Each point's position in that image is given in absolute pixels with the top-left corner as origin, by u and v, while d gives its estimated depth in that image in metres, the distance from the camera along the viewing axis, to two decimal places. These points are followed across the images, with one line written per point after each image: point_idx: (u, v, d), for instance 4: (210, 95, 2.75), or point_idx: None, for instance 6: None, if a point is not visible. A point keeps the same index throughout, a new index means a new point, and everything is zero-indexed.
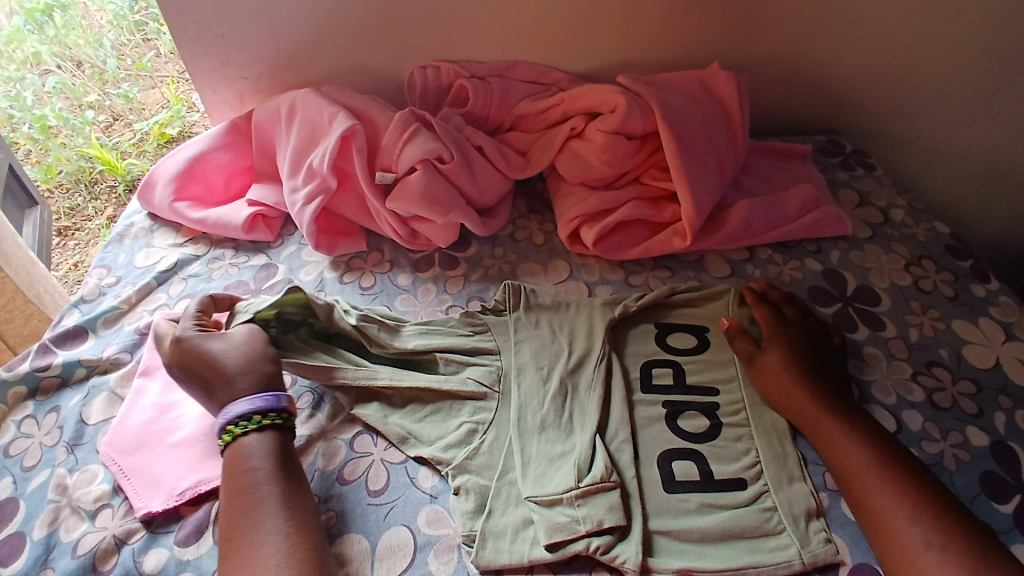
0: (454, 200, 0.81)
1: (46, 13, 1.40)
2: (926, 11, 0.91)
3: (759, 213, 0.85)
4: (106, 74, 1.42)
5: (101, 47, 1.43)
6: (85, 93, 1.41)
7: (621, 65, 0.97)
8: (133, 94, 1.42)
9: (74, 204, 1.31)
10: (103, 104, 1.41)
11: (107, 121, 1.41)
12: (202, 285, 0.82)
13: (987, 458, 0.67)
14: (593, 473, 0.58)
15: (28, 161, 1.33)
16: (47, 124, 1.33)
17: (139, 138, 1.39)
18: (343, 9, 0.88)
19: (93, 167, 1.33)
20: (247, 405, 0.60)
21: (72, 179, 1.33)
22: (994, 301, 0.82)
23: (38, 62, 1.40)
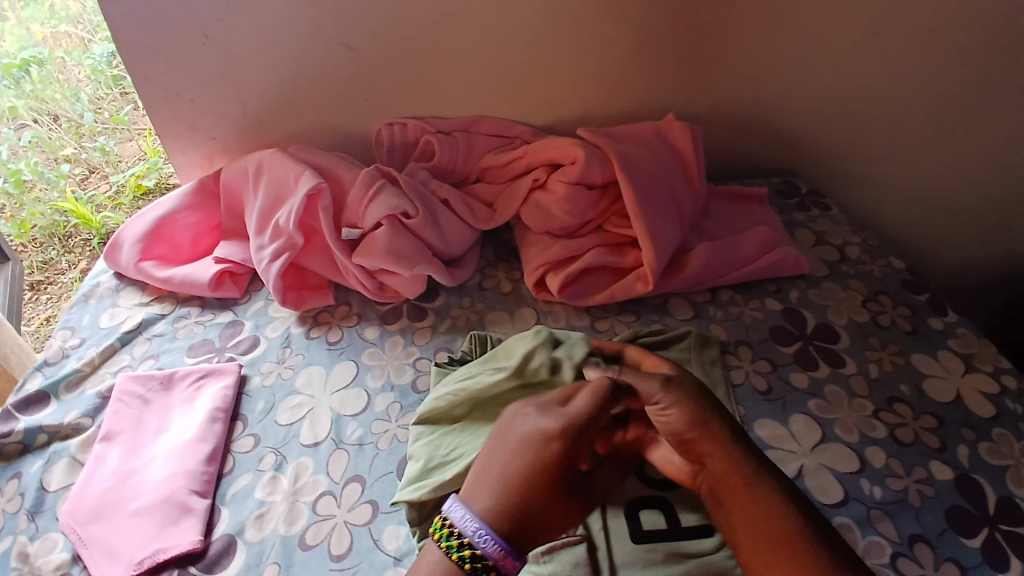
0: (420, 254, 0.82)
1: (22, 68, 1.38)
2: (864, 63, 0.97)
3: (718, 256, 0.87)
4: (83, 128, 1.44)
5: (77, 101, 1.43)
6: (60, 146, 1.42)
7: (582, 117, 1.02)
8: (110, 147, 1.45)
9: (46, 259, 1.33)
10: (79, 157, 1.43)
11: (83, 173, 1.43)
12: (166, 345, 0.81)
13: (952, 492, 0.68)
14: (559, 529, 0.58)
15: (2, 217, 1.33)
16: (22, 178, 1.33)
17: (115, 191, 1.40)
18: (310, 72, 0.92)
19: (67, 221, 1.33)
20: (487, 539, 0.52)
21: (46, 233, 1.34)
22: (952, 334, 0.85)
23: (13, 116, 1.40)
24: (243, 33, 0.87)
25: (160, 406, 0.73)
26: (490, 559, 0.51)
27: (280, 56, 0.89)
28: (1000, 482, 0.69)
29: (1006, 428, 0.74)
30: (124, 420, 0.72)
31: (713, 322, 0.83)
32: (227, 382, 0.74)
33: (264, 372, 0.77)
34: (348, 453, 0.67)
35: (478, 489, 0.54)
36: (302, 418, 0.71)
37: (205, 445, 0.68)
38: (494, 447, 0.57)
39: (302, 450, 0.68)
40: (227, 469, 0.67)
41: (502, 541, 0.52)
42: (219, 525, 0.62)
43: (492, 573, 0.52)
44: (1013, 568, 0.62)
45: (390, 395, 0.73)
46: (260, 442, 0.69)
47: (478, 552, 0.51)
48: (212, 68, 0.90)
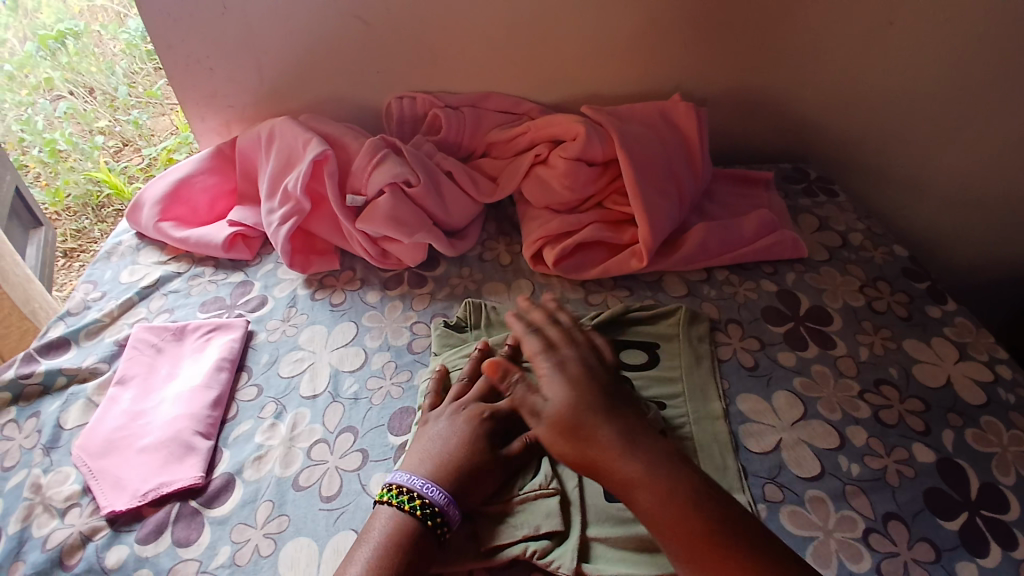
0: (421, 222, 0.86)
1: (59, 40, 1.48)
2: (875, 46, 0.95)
3: (714, 236, 0.89)
4: (118, 102, 1.49)
5: (112, 75, 1.51)
6: (95, 119, 1.48)
7: (589, 96, 1.03)
8: (143, 120, 1.49)
9: (80, 227, 1.38)
10: (113, 130, 1.48)
11: (117, 146, 1.48)
12: (181, 301, 0.86)
13: (932, 475, 0.67)
14: (535, 481, 0.62)
15: (37, 184, 1.40)
16: (57, 148, 1.40)
17: (148, 163, 1.45)
18: (324, 44, 0.94)
19: (100, 191, 1.39)
20: (434, 489, 0.58)
21: (79, 202, 1.39)
22: (949, 322, 0.83)
23: (50, 87, 1.47)
24: (259, 2, 0.90)
25: (172, 354, 0.78)
26: (435, 504, 0.57)
27: (295, 27, 0.92)
28: (985, 469, 0.67)
29: (995, 416, 0.72)
30: (138, 366, 0.77)
31: (706, 300, 0.85)
32: (233, 335, 0.79)
33: (270, 328, 0.81)
34: (344, 406, 0.71)
35: (414, 458, 0.62)
36: (302, 371, 0.75)
37: (210, 392, 0.72)
38: (435, 423, 0.65)
39: (301, 401, 0.72)
40: (231, 415, 0.72)
41: (448, 492, 0.58)
42: (219, 466, 0.67)
43: (441, 527, 0.57)
44: (991, 553, 0.61)
45: (386, 354, 0.77)
46: (262, 393, 0.74)
47: (424, 500, 0.57)
48: (231, 37, 0.93)
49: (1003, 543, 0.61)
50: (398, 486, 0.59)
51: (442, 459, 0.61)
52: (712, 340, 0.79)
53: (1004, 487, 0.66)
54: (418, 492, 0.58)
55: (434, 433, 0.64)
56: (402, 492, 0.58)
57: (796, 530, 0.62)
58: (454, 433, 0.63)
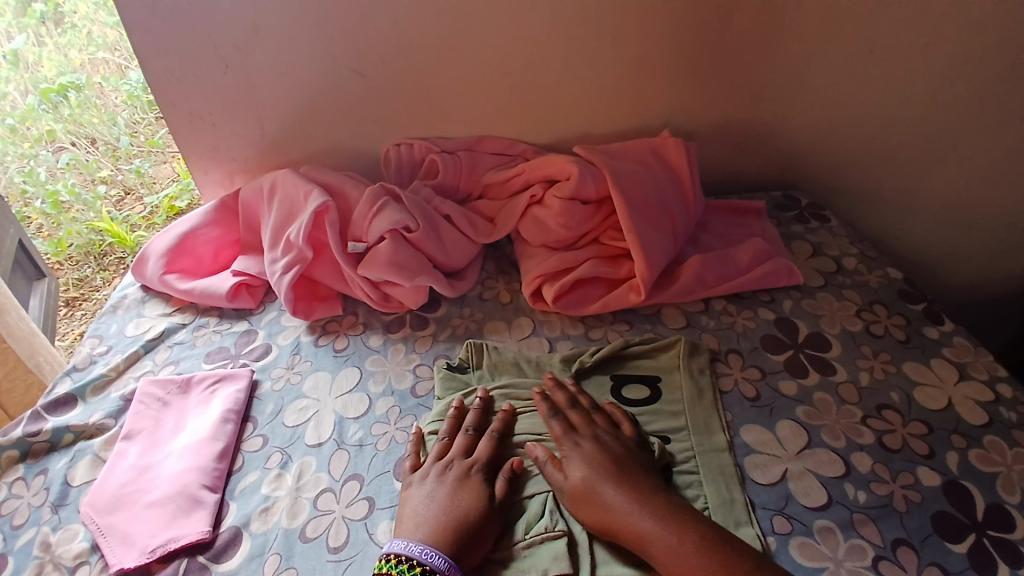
0: (421, 265, 0.87)
1: (61, 92, 1.50)
2: (856, 76, 0.99)
3: (710, 267, 0.91)
4: (119, 151, 1.55)
5: (114, 126, 1.55)
6: (97, 169, 1.52)
7: (581, 135, 1.06)
8: (145, 169, 1.53)
9: (82, 276, 1.40)
10: (115, 179, 1.52)
11: (119, 195, 1.52)
12: (186, 352, 0.87)
13: (939, 499, 0.66)
14: (540, 524, 0.62)
15: (40, 235, 1.42)
16: (59, 200, 1.43)
17: (149, 211, 1.48)
18: (323, 97, 0.98)
19: (102, 240, 1.42)
20: (433, 555, 0.57)
21: (81, 251, 1.42)
22: (948, 342, 0.84)
23: (53, 139, 1.51)
24: (260, 60, 0.93)
25: (177, 408, 0.79)
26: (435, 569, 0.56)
27: (294, 81, 0.96)
28: (991, 489, 0.67)
29: (999, 435, 0.72)
30: (145, 420, 0.77)
31: (706, 332, 0.86)
32: (238, 386, 0.79)
33: (274, 377, 0.81)
34: (349, 452, 0.71)
35: (404, 522, 0.61)
36: (307, 420, 0.75)
37: (216, 444, 0.73)
38: (421, 486, 0.64)
39: (307, 449, 0.72)
40: (237, 467, 0.72)
41: (447, 556, 0.57)
42: (226, 519, 0.67)
43: None
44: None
45: (389, 399, 0.77)
46: (268, 442, 0.74)
47: (425, 567, 0.56)
48: (233, 93, 0.97)
49: (1013, 564, 0.61)
50: (396, 555, 0.57)
51: (438, 520, 0.60)
52: (713, 371, 0.80)
53: (1011, 507, 0.65)
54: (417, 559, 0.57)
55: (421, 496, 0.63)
56: (400, 561, 0.57)
57: (806, 562, 0.61)
58: (445, 494, 0.63)
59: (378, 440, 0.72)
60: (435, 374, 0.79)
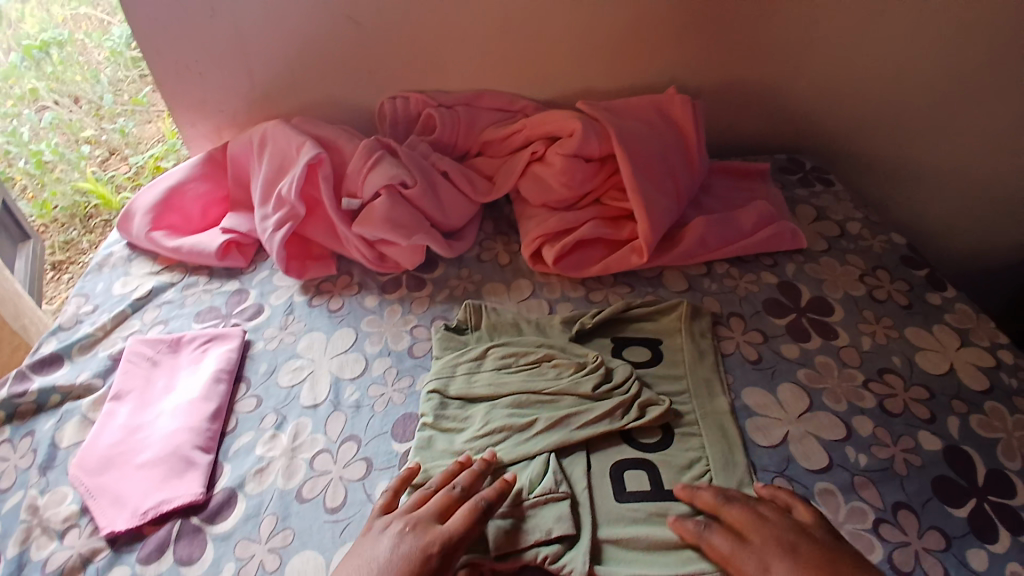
0: (418, 224, 0.84)
1: (43, 49, 1.44)
2: (870, 34, 0.95)
3: (713, 230, 0.89)
4: (102, 110, 1.46)
5: (98, 84, 1.48)
6: (81, 128, 1.45)
7: (583, 92, 1.02)
8: (129, 128, 1.46)
9: (68, 238, 1.35)
10: (100, 139, 1.45)
11: (103, 155, 1.44)
12: (175, 312, 0.85)
13: (939, 464, 0.67)
14: (543, 485, 0.61)
15: (24, 197, 1.36)
16: (42, 159, 1.38)
17: (135, 172, 1.42)
18: (313, 47, 0.93)
19: (87, 202, 1.36)
20: None
21: (67, 213, 1.36)
22: (950, 308, 0.83)
23: (36, 98, 1.45)
24: (247, 6, 0.88)
25: (167, 368, 0.77)
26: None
27: (283, 29, 0.91)
28: (990, 455, 0.67)
29: (999, 401, 0.72)
30: (133, 381, 0.75)
31: (707, 295, 0.84)
32: (229, 346, 0.77)
33: (267, 337, 0.79)
34: (346, 414, 0.70)
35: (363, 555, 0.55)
36: (302, 380, 0.74)
37: (208, 405, 0.71)
38: (377, 541, 0.56)
39: (302, 410, 0.71)
40: (229, 428, 0.70)
41: None
42: (220, 480, 0.66)
43: None
44: (1001, 540, 0.61)
45: (387, 359, 0.76)
46: (262, 403, 0.72)
47: None
48: (219, 42, 0.92)
49: (1012, 529, 0.61)
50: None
51: None
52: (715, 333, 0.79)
53: (1011, 473, 0.66)
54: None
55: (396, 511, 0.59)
56: None
57: None
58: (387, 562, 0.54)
59: (375, 401, 0.71)
60: (433, 334, 0.78)
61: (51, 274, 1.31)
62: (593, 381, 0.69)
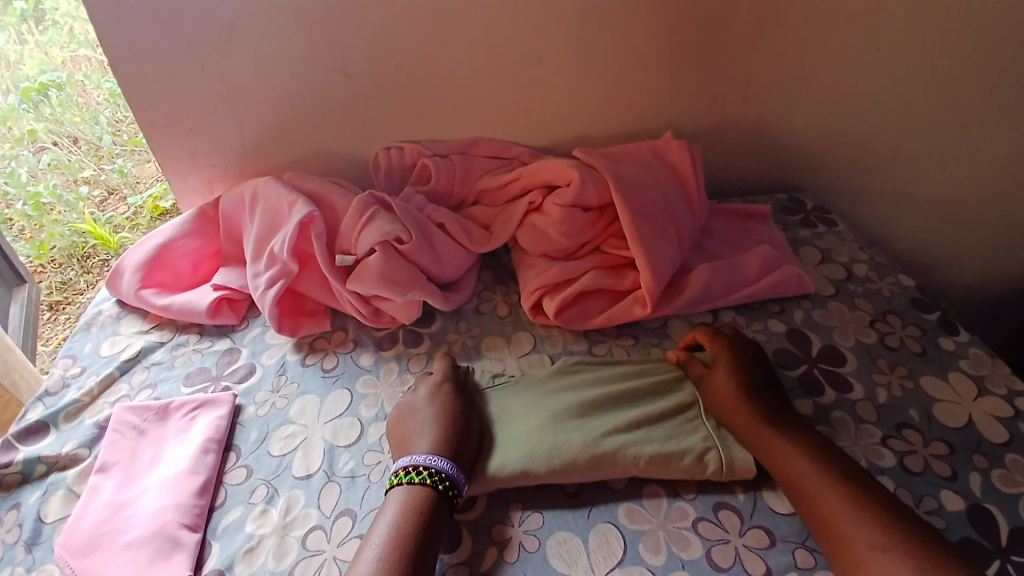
0: (414, 279, 0.82)
1: (42, 91, 1.32)
2: (864, 75, 0.95)
3: (718, 277, 0.86)
4: (101, 150, 1.40)
5: (97, 124, 1.39)
6: (80, 169, 1.39)
7: (579, 138, 1.01)
8: (128, 168, 1.41)
9: (65, 279, 1.31)
10: (98, 179, 1.40)
11: (102, 195, 1.40)
12: (164, 374, 0.82)
13: (963, 524, 0.63)
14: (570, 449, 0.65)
15: (22, 237, 1.30)
16: (41, 201, 1.30)
17: (133, 212, 1.38)
18: (306, 99, 0.93)
19: (86, 242, 1.33)
20: (436, 459, 0.63)
21: (64, 254, 1.32)
22: (964, 354, 0.80)
23: (34, 139, 1.34)
24: (239, 62, 0.88)
25: (155, 437, 0.74)
26: (438, 471, 0.62)
27: (276, 83, 0.90)
28: (1013, 512, 0.64)
29: (1019, 453, 0.69)
30: (122, 450, 0.72)
31: None
32: (220, 412, 0.74)
33: (259, 401, 0.76)
34: (340, 485, 0.66)
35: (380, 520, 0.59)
36: (295, 448, 0.70)
37: (196, 478, 0.67)
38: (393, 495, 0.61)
39: (294, 482, 0.67)
40: (219, 502, 0.67)
41: (450, 459, 0.63)
42: (209, 560, 0.62)
43: (454, 493, 0.62)
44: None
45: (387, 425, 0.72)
46: (252, 474, 0.69)
47: (431, 471, 0.62)
48: (212, 98, 0.91)
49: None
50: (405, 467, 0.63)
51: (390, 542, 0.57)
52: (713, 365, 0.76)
53: None
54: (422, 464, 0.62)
55: (423, 419, 0.68)
56: (410, 471, 0.62)
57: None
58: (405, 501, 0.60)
59: (374, 472, 0.67)
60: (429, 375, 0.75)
61: (48, 316, 1.27)
62: (602, 402, 0.71)
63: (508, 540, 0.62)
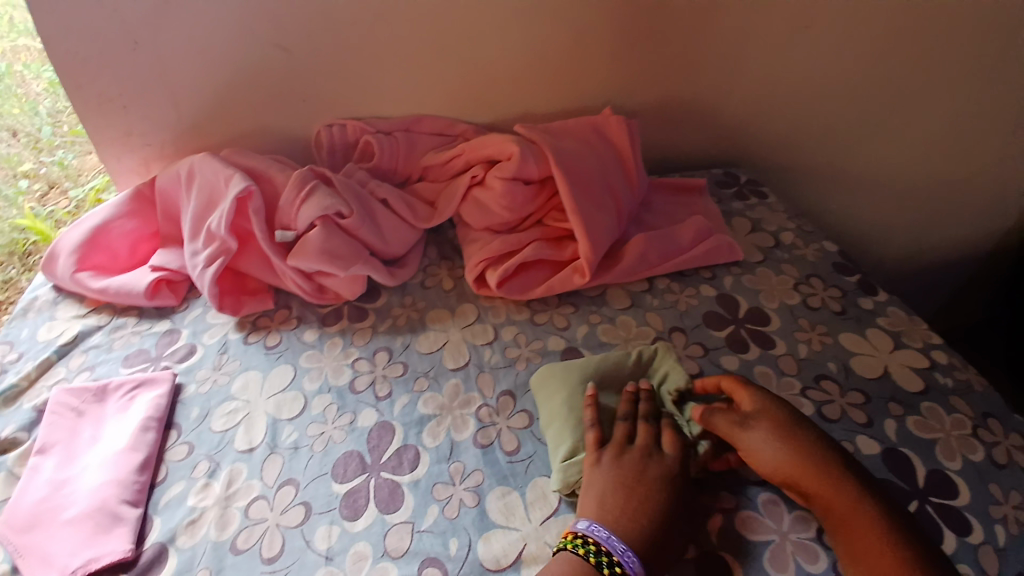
0: (356, 254, 0.83)
1: None
2: (795, 49, 0.98)
3: (653, 245, 0.90)
4: (40, 141, 1.18)
5: (36, 114, 1.17)
6: (18, 162, 1.16)
7: (522, 115, 1.03)
8: (69, 160, 1.19)
9: (5, 279, 1.10)
10: (38, 173, 1.17)
11: (42, 190, 1.18)
12: (103, 356, 0.80)
13: (880, 467, 0.68)
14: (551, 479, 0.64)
15: None
16: None
17: (76, 207, 1.16)
18: (243, 77, 0.91)
19: (27, 240, 1.12)
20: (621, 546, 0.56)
21: (3, 253, 1.11)
22: (883, 312, 0.86)
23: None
24: (172, 38, 0.85)
25: (94, 417, 0.73)
26: (615, 554, 0.55)
27: (216, 58, 0.89)
28: (929, 456, 0.69)
29: (936, 402, 0.75)
30: (60, 431, 0.71)
31: (650, 311, 0.85)
32: (160, 391, 0.74)
33: (199, 379, 0.76)
34: (284, 456, 0.67)
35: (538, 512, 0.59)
36: (238, 423, 0.71)
37: (137, 455, 0.67)
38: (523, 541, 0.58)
39: (237, 455, 0.67)
40: (161, 477, 0.67)
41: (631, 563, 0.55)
42: (150, 534, 0.62)
43: None
44: (947, 541, 0.62)
45: (373, 410, 0.71)
46: (194, 450, 0.69)
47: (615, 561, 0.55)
48: (147, 75, 0.89)
49: (958, 530, 0.62)
50: (577, 532, 0.57)
51: None
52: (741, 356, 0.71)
53: (952, 472, 0.67)
54: (588, 534, 0.57)
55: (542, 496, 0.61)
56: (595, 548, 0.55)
57: (750, 534, 0.60)
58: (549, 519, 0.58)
59: (315, 444, 0.68)
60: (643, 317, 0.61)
61: None
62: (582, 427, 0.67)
63: (448, 498, 0.63)
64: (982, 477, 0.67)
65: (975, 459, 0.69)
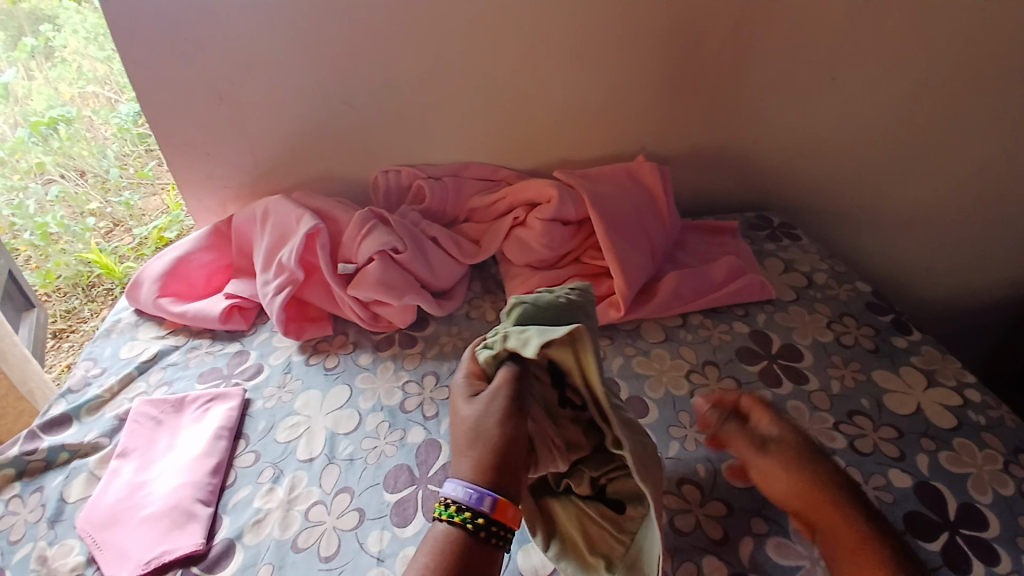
0: (409, 285, 0.91)
1: (51, 125, 1.41)
2: (823, 100, 1.04)
3: (686, 283, 0.95)
4: (108, 183, 1.48)
5: (103, 159, 1.48)
6: (86, 201, 1.46)
7: (561, 161, 1.11)
8: (134, 202, 1.49)
9: (69, 307, 1.38)
10: (104, 211, 1.47)
11: (107, 227, 1.47)
12: (179, 373, 0.89)
13: (910, 499, 0.69)
14: None
15: (28, 267, 1.38)
16: (48, 231, 1.38)
17: (138, 243, 1.46)
18: (313, 128, 1.03)
19: (90, 271, 1.39)
20: (469, 494, 0.55)
21: (70, 283, 1.39)
22: (916, 351, 0.88)
23: (42, 172, 1.42)
24: (255, 94, 0.98)
25: (170, 427, 0.80)
26: (463, 503, 0.55)
27: (290, 111, 1.00)
28: (960, 489, 0.70)
29: (967, 437, 0.75)
30: (140, 438, 0.79)
31: (683, 344, 0.89)
32: (231, 405, 0.81)
33: (266, 396, 0.83)
34: (340, 467, 0.73)
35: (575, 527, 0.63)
36: (299, 436, 0.77)
37: (210, 460, 0.74)
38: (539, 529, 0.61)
39: (298, 464, 0.74)
40: (229, 482, 0.73)
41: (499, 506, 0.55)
42: (219, 532, 0.68)
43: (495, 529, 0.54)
44: (974, 571, 0.62)
45: (421, 428, 0.77)
46: (260, 459, 0.75)
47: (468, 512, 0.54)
48: (228, 126, 1.01)
49: (985, 559, 0.63)
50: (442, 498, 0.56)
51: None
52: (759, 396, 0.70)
53: (983, 506, 0.68)
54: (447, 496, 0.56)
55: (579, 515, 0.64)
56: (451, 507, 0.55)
57: (783, 559, 0.62)
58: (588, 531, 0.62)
59: (369, 458, 0.74)
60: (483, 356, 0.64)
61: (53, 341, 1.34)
62: None
63: None
64: (1011, 510, 0.68)
65: (1007, 494, 0.69)
